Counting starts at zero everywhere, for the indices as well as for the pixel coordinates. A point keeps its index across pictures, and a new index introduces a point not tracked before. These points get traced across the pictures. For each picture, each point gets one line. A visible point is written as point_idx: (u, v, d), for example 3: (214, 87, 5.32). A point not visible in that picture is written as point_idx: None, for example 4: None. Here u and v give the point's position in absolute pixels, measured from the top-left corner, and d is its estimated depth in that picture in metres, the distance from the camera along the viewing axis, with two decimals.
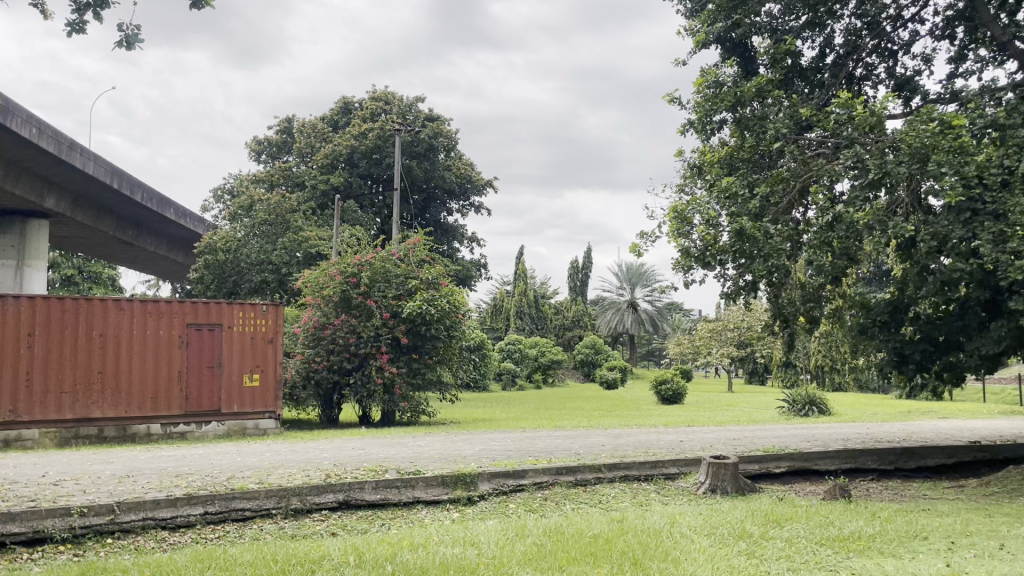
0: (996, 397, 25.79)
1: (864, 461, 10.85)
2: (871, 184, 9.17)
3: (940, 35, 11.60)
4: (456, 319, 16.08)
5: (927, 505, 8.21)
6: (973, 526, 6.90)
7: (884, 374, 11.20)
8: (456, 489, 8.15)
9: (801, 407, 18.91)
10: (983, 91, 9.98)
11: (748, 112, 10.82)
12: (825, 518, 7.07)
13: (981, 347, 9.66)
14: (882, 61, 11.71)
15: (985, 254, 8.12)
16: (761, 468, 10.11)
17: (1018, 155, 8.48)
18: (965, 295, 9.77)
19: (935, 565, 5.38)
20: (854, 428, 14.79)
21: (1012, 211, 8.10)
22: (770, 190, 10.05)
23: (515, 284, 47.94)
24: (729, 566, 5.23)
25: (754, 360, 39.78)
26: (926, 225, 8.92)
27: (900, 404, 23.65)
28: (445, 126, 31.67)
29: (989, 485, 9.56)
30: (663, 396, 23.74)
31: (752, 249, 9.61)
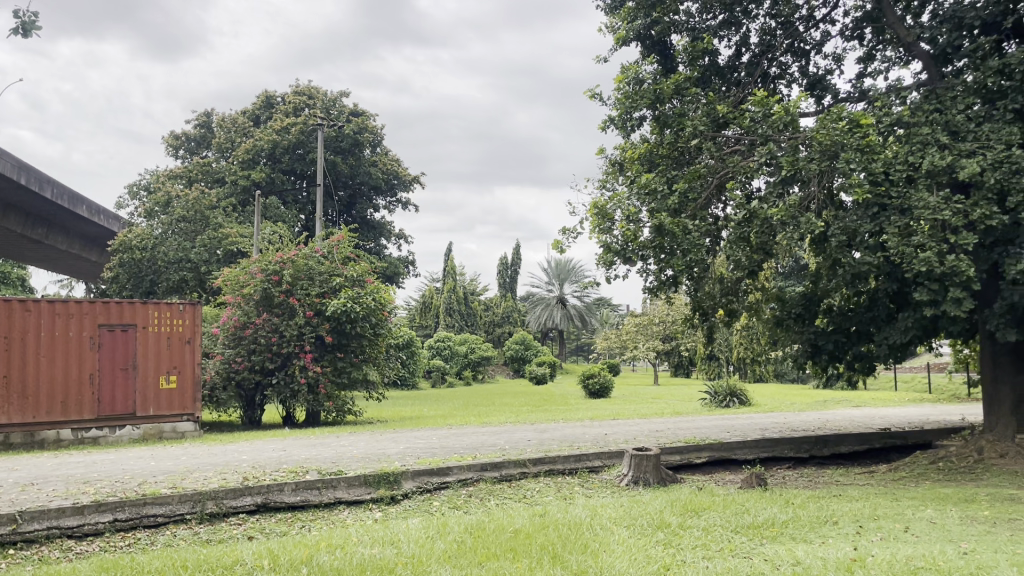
0: (905, 386, 26.92)
1: (780, 450, 11.17)
2: (784, 180, 9.43)
3: (850, 36, 11.97)
4: (381, 316, 15.90)
5: (839, 491, 8.51)
6: (881, 510, 7.16)
7: (798, 365, 11.57)
8: (379, 488, 8.04)
9: (722, 398, 19.42)
10: (890, 91, 10.34)
11: (667, 109, 10.89)
12: (741, 506, 7.23)
13: (890, 338, 10.09)
14: (795, 60, 12.01)
15: (892, 248, 8.51)
16: (682, 459, 10.30)
17: (921, 152, 8.88)
18: (874, 288, 10.19)
19: (843, 549, 5.55)
20: (771, 418, 15.23)
21: (916, 206, 8.53)
22: (689, 187, 10.23)
23: (443, 281, 47.73)
24: (646, 557, 5.29)
25: (679, 353, 40.54)
26: (837, 220, 9.29)
27: (816, 394, 24.44)
28: (369, 120, 31.40)
29: (897, 471, 9.94)
30: (590, 390, 23.99)
31: (672, 244, 9.77)
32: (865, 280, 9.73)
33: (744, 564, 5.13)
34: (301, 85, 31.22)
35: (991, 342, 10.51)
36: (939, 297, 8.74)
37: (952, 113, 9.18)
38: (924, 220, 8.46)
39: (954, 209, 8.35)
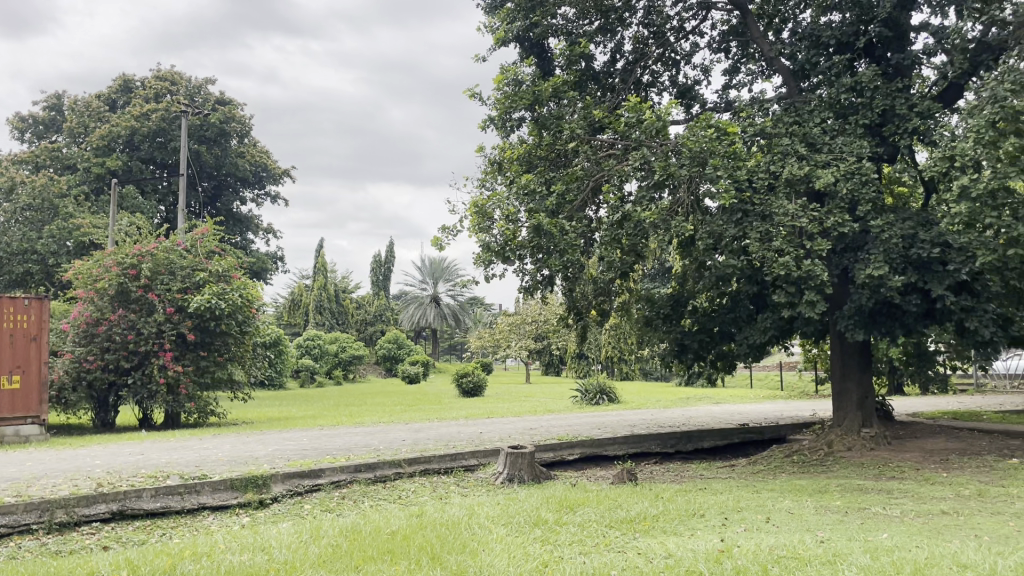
0: (761, 383, 28.45)
1: (648, 446, 11.53)
2: (655, 185, 9.64)
3: (717, 49, 12.47)
4: (248, 313, 15.30)
5: (704, 484, 8.88)
6: (744, 502, 7.51)
7: (666, 363, 12.00)
8: (246, 492, 7.72)
9: (592, 396, 19.90)
10: (753, 102, 10.88)
11: (545, 111, 11.01)
12: (614, 501, 7.40)
13: (750, 337, 10.68)
14: (666, 69, 12.42)
15: (754, 252, 8.96)
16: (555, 456, 10.47)
17: (781, 162, 9.42)
18: (737, 290, 10.78)
19: (711, 540, 5.76)
20: (639, 414, 15.74)
21: (777, 213, 9.02)
22: (567, 188, 10.38)
23: (314, 278, 46.56)
24: (524, 554, 5.31)
25: (550, 352, 41.18)
26: (705, 225, 9.71)
27: (679, 391, 25.44)
28: (237, 110, 30.23)
29: (756, 464, 10.47)
30: (464, 388, 24.00)
31: (549, 244, 9.90)
32: (729, 282, 10.21)
33: (620, 558, 5.25)
34: (162, 70, 29.68)
35: (840, 342, 11.26)
36: (796, 299, 9.28)
37: (810, 126, 9.77)
38: (783, 226, 8.95)
39: (811, 216, 8.89)
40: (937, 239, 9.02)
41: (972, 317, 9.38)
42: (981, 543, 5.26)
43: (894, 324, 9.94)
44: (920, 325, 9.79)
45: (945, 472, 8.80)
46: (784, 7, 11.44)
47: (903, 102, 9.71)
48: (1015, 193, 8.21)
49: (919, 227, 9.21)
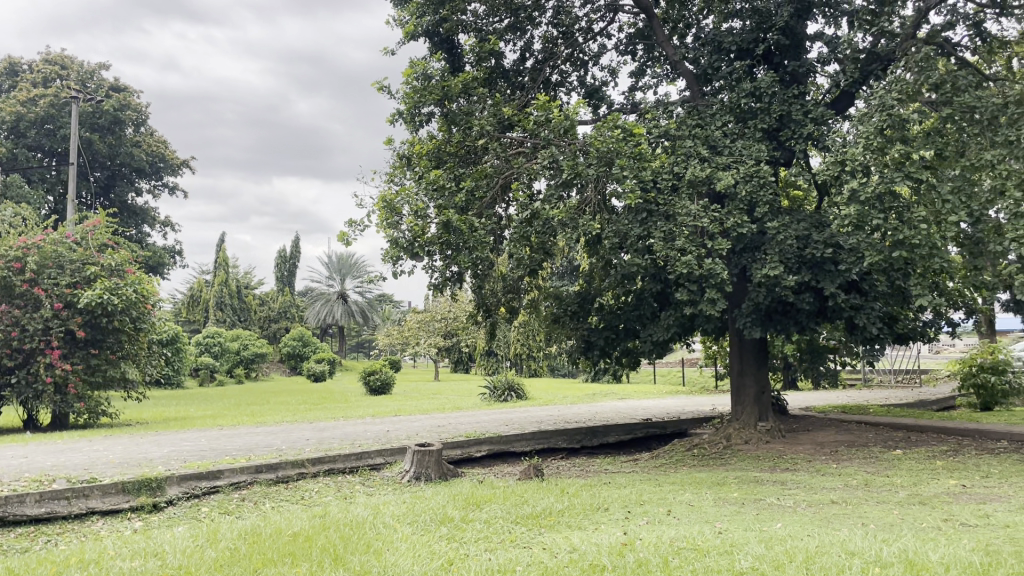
0: (665, 379, 29.16)
1: (554, 442, 11.64)
2: (563, 183, 9.74)
3: (624, 51, 12.65)
4: (143, 309, 14.67)
5: (608, 479, 9.03)
6: (646, 495, 7.68)
7: (572, 360, 12.16)
8: (139, 495, 7.40)
9: (500, 392, 19.97)
10: (659, 104, 11.11)
11: (454, 107, 10.95)
12: (520, 497, 7.44)
13: (654, 334, 10.96)
14: (575, 69, 12.55)
15: (658, 251, 9.16)
16: (463, 453, 10.46)
17: (684, 163, 9.67)
18: (642, 289, 11.04)
19: (614, 534, 5.86)
20: (546, 411, 15.89)
21: (680, 213, 9.26)
22: (476, 185, 10.36)
23: (215, 273, 45.11)
24: (429, 553, 5.26)
25: (459, 349, 41.10)
26: (611, 223, 9.87)
27: (587, 388, 25.78)
28: (133, 97, 29.00)
29: (658, 458, 10.72)
30: (371, 386, 23.70)
31: (458, 241, 9.85)
32: (634, 280, 10.43)
33: (525, 554, 5.27)
34: (51, 53, 28.19)
35: (739, 339, 11.65)
36: (697, 297, 9.56)
37: (712, 129, 10.06)
38: (685, 226, 9.19)
39: (712, 217, 9.15)
40: (829, 240, 9.44)
41: (861, 315, 9.85)
42: (867, 530, 5.52)
43: (789, 321, 10.35)
44: (812, 323, 10.22)
45: (835, 463, 9.21)
46: (689, 12, 11.78)
47: (798, 109, 10.12)
48: (900, 198, 8.67)
49: (812, 229, 9.62)
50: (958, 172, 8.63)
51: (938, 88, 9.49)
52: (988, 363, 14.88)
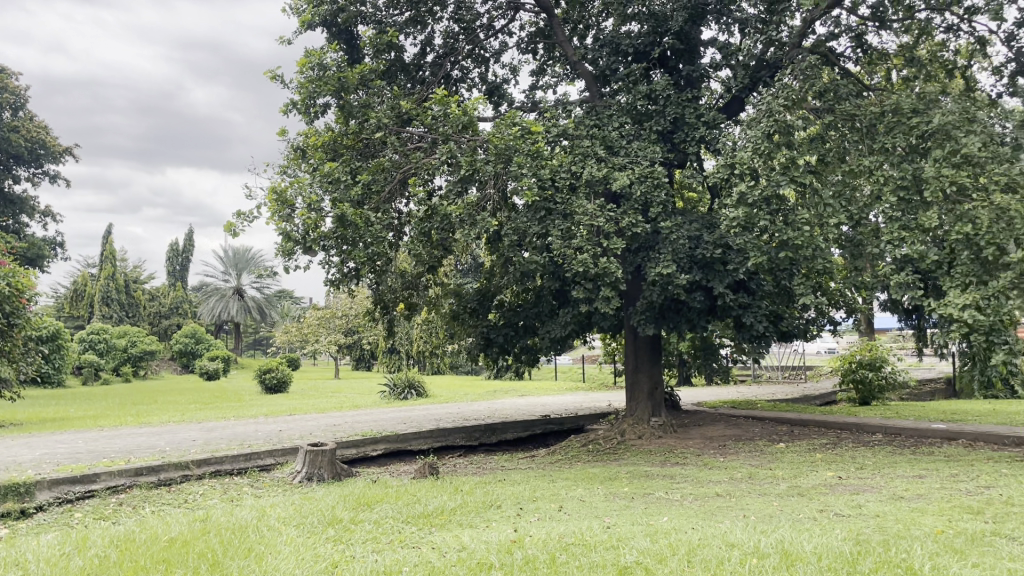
0: (566, 376, 29.47)
1: (452, 440, 11.58)
2: (462, 180, 9.68)
3: (525, 49, 12.67)
4: (18, 304, 13.79)
5: (504, 476, 9.04)
6: (539, 492, 7.72)
7: (471, 357, 12.13)
8: (5, 502, 6.94)
9: (400, 390, 19.75)
10: (558, 104, 11.19)
11: (352, 99, 10.71)
12: (413, 496, 7.35)
13: (552, 331, 11.07)
14: (476, 66, 12.50)
15: (555, 249, 9.23)
16: (357, 452, 10.28)
17: (582, 163, 9.77)
18: (541, 286, 11.12)
19: (504, 532, 5.85)
20: (446, 408, 15.81)
21: (578, 212, 9.36)
22: (372, 179, 10.18)
23: (101, 267, 42.97)
24: (314, 556, 5.12)
25: (361, 347, 40.47)
26: (510, 221, 9.88)
27: (488, 385, 25.79)
28: (10, 79, 27.29)
29: (554, 454, 10.80)
30: (266, 385, 23.03)
31: (354, 236, 9.66)
32: (533, 277, 10.48)
33: (412, 554, 5.20)
34: None
35: (634, 335, 11.88)
36: (593, 294, 9.69)
37: (608, 129, 10.20)
38: (582, 225, 9.30)
39: (608, 216, 9.28)
40: (719, 241, 9.72)
41: (748, 314, 10.19)
42: (748, 522, 5.69)
43: (680, 319, 10.62)
44: (703, 321, 10.52)
45: (722, 456, 9.50)
46: (588, 14, 11.91)
47: (691, 112, 10.32)
48: (786, 201, 9.00)
49: (703, 230, 9.89)
50: (839, 177, 9.04)
51: (822, 96, 9.89)
52: (866, 359, 15.68)
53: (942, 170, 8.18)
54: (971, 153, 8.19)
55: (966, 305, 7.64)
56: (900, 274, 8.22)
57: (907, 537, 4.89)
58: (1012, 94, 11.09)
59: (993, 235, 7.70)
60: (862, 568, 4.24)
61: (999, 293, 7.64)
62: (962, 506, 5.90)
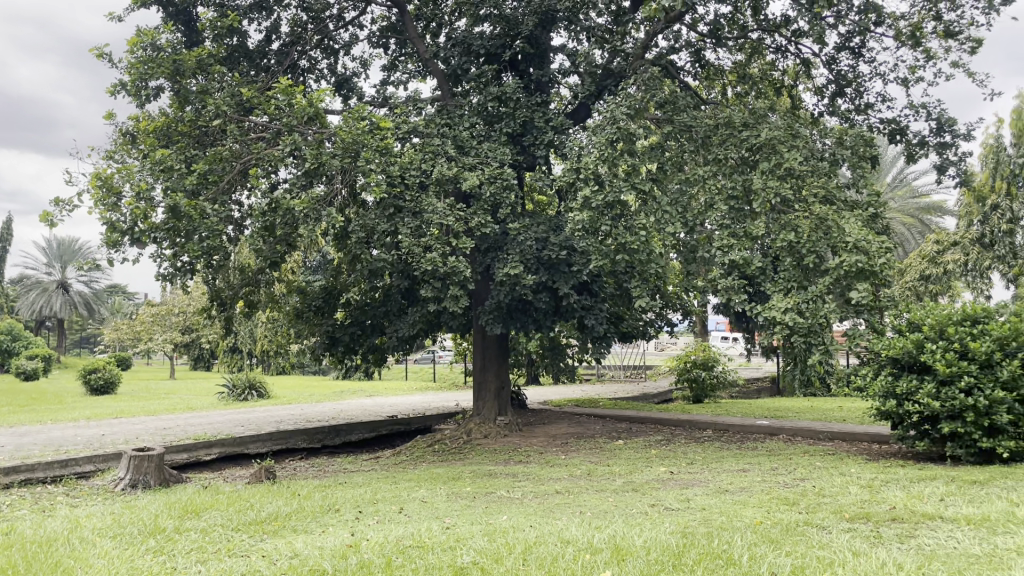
0: (415, 376, 29.29)
1: (293, 442, 11.20)
2: (307, 174, 9.34)
3: (376, 43, 12.45)
4: None
5: (345, 479, 8.82)
6: (380, 494, 7.58)
7: (315, 356, 11.78)
8: None
9: (241, 391, 18.94)
10: (408, 100, 11.07)
11: (188, 84, 10.13)
12: (246, 502, 7.02)
13: (399, 330, 10.95)
14: (324, 57, 12.16)
15: (404, 247, 9.11)
16: (189, 457, 9.75)
17: (432, 161, 9.69)
18: (389, 285, 10.96)
19: (340, 536, 5.68)
20: (288, 410, 15.30)
21: (427, 210, 9.28)
22: (209, 169, 9.66)
23: None
24: (130, 569, 4.77)
25: (200, 347, 38.54)
26: (358, 217, 9.66)
27: (335, 385, 25.23)
28: None
29: (399, 455, 10.66)
30: (91, 386, 21.45)
31: (188, 228, 9.14)
32: (380, 276, 10.31)
33: (240, 563, 4.95)
34: None
35: (482, 335, 11.93)
36: (442, 294, 9.65)
37: (460, 129, 10.20)
38: (432, 224, 9.24)
39: (457, 216, 9.24)
40: (565, 243, 9.91)
41: (591, 314, 10.48)
42: (583, 519, 5.81)
43: (528, 319, 10.72)
44: (549, 321, 10.68)
45: (564, 454, 9.69)
46: (441, 12, 11.81)
47: (541, 116, 10.49)
48: (629, 207, 9.29)
49: (550, 232, 10.05)
50: (677, 185, 9.43)
51: (662, 106, 10.35)
52: (700, 359, 16.52)
53: (768, 183, 8.76)
54: (793, 167, 8.82)
55: (788, 308, 8.16)
56: (728, 279, 8.58)
57: (729, 529, 5.15)
58: (831, 114, 12.01)
59: (812, 243, 8.34)
60: (686, 559, 4.41)
61: (817, 297, 8.22)
62: (779, 498, 6.28)
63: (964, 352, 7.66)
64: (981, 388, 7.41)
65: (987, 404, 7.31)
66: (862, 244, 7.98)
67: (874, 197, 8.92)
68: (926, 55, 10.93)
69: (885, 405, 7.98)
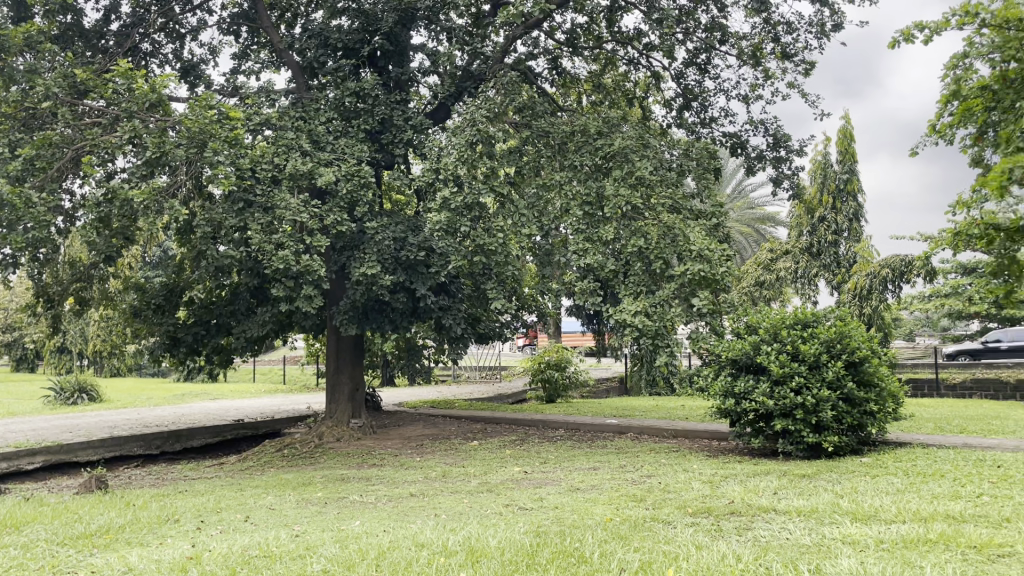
0: (264, 376, 28.26)
1: (128, 449, 10.50)
2: (149, 163, 8.76)
3: (226, 30, 11.90)
4: None
5: (186, 486, 8.36)
6: (224, 502, 7.23)
7: (154, 357, 11.11)
8: None
9: (69, 394, 17.60)
10: (261, 91, 10.64)
11: (14, 62, 9.28)
12: (74, 514, 6.51)
13: (247, 330, 10.49)
14: (169, 41, 11.50)
15: (254, 244, 8.74)
16: (7, 466, 8.94)
17: (285, 155, 9.36)
18: (237, 282, 10.50)
19: (181, 548, 5.37)
20: (123, 414, 14.35)
21: (279, 206, 8.95)
22: (37, 154, 8.90)
23: None
24: None
25: (22, 346, 35.53)
26: (204, 211, 9.18)
27: (176, 387, 23.95)
28: None
29: (245, 460, 10.22)
30: None
31: (11, 217, 8.38)
32: (227, 273, 9.85)
33: None
34: None
35: (336, 335, 11.65)
36: (294, 293, 9.34)
37: (315, 124, 9.86)
38: (285, 220, 8.92)
39: (311, 213, 8.97)
40: (422, 244, 9.82)
41: (447, 315, 10.46)
42: (438, 521, 5.77)
43: (383, 319, 10.55)
44: (405, 321, 10.57)
45: (418, 456, 9.62)
46: (297, 3, 11.59)
47: (399, 114, 10.38)
48: (486, 209, 9.32)
49: (408, 232, 9.93)
50: (534, 189, 9.57)
51: (521, 111, 10.49)
52: (553, 360, 16.89)
53: (621, 190, 9.05)
54: (644, 176, 9.16)
55: (638, 311, 8.44)
56: (582, 282, 8.78)
57: (581, 527, 5.25)
58: (679, 126, 12.55)
59: (660, 249, 8.70)
60: (540, 558, 4.46)
61: (664, 301, 8.57)
62: (627, 495, 6.49)
63: (795, 354, 8.22)
64: (809, 388, 7.97)
65: (814, 403, 7.87)
66: (706, 252, 8.38)
67: (717, 208, 9.41)
68: (765, 75, 11.65)
69: (724, 404, 8.43)
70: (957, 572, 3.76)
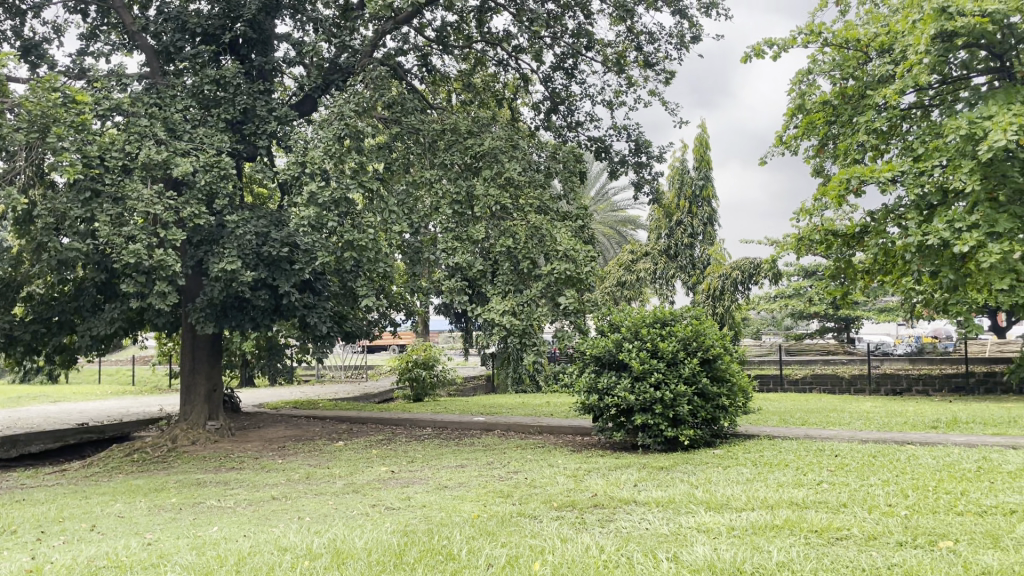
0: (110, 377, 26.62)
1: None
2: None
3: (73, 9, 11.12)
4: None
5: (22, 496, 7.75)
6: (67, 511, 6.76)
7: None
8: None
9: None
10: (111, 75, 10.00)
11: None
12: None
13: (93, 329, 9.84)
14: (7, 17, 10.63)
15: (101, 236, 8.20)
16: None
17: (138, 143, 8.84)
18: (82, 277, 9.83)
19: (17, 561, 4.97)
20: None
21: (130, 196, 8.45)
22: None
23: None
24: None
25: None
26: (45, 200, 8.54)
27: (10, 390, 22.16)
28: None
29: (89, 467, 9.59)
30: None
31: None
32: (71, 267, 9.20)
33: None
34: None
35: (192, 334, 11.12)
36: (146, 290, 8.84)
37: (171, 111, 9.37)
38: (136, 212, 8.44)
39: (165, 205, 8.53)
40: (286, 239, 9.52)
41: (312, 313, 10.20)
42: (301, 524, 5.62)
43: (243, 318, 10.17)
44: (267, 320, 10.22)
45: (280, 458, 9.33)
46: None
47: (262, 105, 10.04)
48: (354, 205, 9.15)
49: (271, 227, 9.60)
50: (403, 186, 9.49)
51: (389, 107, 10.38)
52: (420, 359, 16.82)
53: (489, 190, 9.11)
54: (512, 177, 9.28)
55: (505, 310, 8.52)
56: (451, 280, 8.78)
57: (449, 524, 5.26)
58: (546, 129, 12.79)
59: (528, 249, 8.84)
60: (407, 558, 4.43)
61: (531, 301, 8.71)
62: (493, 491, 6.54)
63: (654, 351, 8.55)
64: (667, 383, 8.32)
65: (671, 398, 8.21)
66: (571, 253, 8.56)
67: (582, 210, 9.64)
68: (628, 82, 12.06)
69: (588, 400, 8.65)
70: (800, 556, 4.01)
